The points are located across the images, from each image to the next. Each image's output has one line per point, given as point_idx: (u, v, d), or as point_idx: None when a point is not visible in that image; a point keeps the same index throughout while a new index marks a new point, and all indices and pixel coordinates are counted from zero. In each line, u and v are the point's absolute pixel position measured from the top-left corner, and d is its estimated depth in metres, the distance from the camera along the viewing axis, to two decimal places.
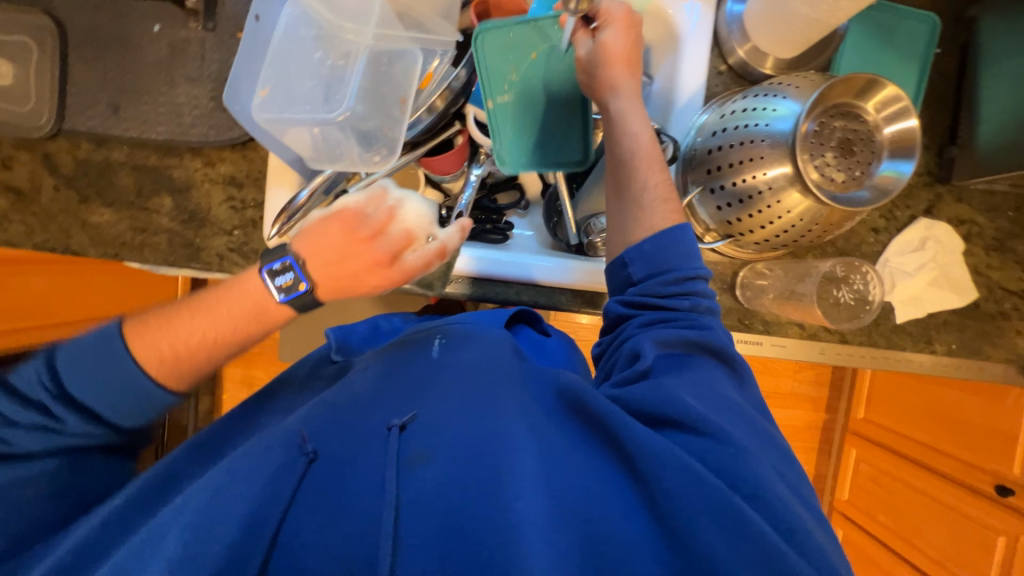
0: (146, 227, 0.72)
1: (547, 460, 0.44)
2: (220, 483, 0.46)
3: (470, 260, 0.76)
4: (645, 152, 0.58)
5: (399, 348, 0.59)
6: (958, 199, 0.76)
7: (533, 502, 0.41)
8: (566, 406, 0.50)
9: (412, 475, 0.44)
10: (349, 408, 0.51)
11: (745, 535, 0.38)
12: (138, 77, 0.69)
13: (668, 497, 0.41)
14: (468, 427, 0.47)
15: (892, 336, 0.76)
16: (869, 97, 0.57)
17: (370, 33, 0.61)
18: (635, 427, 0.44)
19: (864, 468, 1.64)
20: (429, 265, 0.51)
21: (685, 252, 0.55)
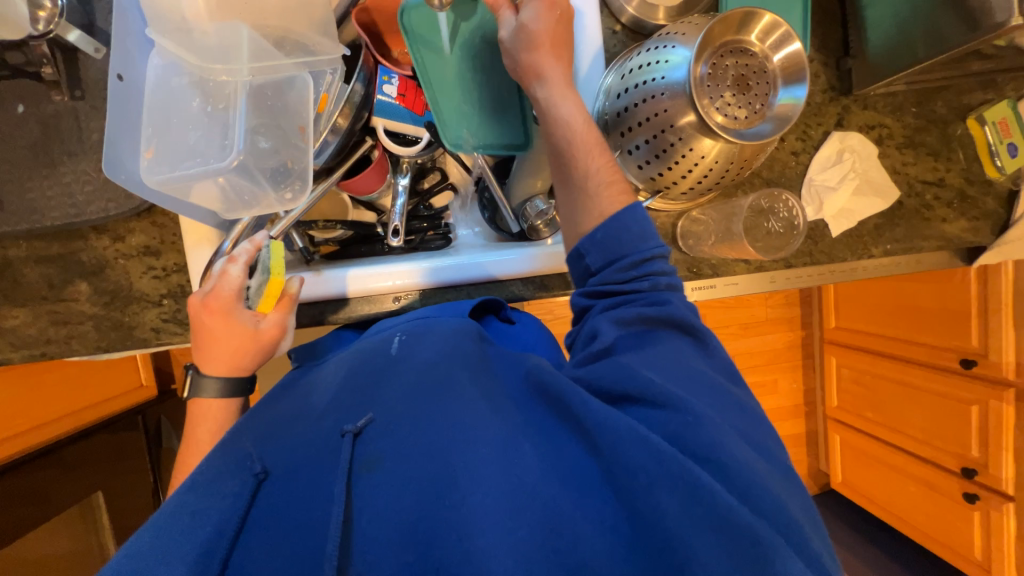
0: (68, 318, 0.68)
1: (500, 446, 0.46)
2: (164, 520, 0.43)
3: (418, 273, 0.73)
4: (581, 136, 0.56)
5: (356, 355, 0.59)
6: (864, 107, 0.79)
7: (487, 494, 0.43)
8: (533, 395, 0.51)
9: (364, 480, 0.45)
10: (304, 427, 0.51)
11: (699, 490, 0.40)
12: (13, 164, 0.64)
13: (626, 470, 0.42)
14: (420, 425, 0.48)
15: (832, 250, 0.79)
16: (751, 29, 0.58)
17: (244, 70, 0.58)
18: (592, 403, 0.46)
19: (846, 372, 1.71)
20: (229, 276, 0.57)
21: (641, 228, 0.54)
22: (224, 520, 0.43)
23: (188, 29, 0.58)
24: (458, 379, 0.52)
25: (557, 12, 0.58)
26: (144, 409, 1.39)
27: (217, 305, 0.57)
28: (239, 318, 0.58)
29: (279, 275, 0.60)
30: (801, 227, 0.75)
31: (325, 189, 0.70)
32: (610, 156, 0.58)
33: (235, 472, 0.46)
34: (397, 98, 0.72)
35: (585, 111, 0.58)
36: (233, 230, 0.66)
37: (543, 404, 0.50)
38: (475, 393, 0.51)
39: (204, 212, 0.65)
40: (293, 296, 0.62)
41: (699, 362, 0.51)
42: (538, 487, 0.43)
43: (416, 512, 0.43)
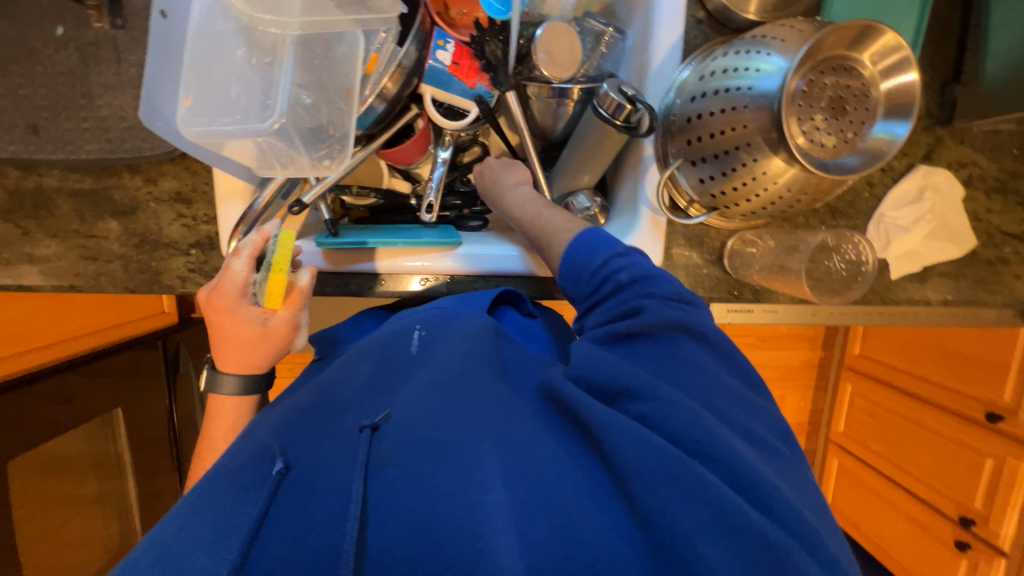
0: (98, 255, 0.67)
1: (507, 440, 0.43)
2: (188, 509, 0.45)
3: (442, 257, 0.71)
4: (531, 215, 0.64)
5: (376, 351, 0.59)
6: (959, 141, 0.71)
7: (501, 494, 0.39)
8: (545, 398, 0.48)
9: (380, 476, 0.43)
10: (323, 423, 0.51)
11: (718, 502, 0.35)
12: (50, 89, 0.62)
13: (633, 473, 0.38)
14: (432, 419, 0.46)
15: (886, 293, 0.74)
16: (865, 47, 0.50)
17: (296, 24, 0.53)
18: (594, 404, 0.42)
19: (859, 401, 1.68)
20: (234, 273, 0.56)
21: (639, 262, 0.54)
22: (245, 514, 0.44)
23: None
24: (467, 376, 0.50)
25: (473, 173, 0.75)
26: (164, 335, 1.43)
27: (221, 302, 0.56)
28: (246, 313, 0.56)
29: (281, 270, 0.55)
30: (868, 273, 0.69)
31: (364, 158, 0.66)
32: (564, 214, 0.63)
33: (259, 463, 0.47)
34: (449, 66, 0.67)
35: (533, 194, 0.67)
36: (266, 187, 0.64)
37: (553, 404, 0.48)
38: (486, 390, 0.48)
39: (238, 167, 0.63)
40: (301, 290, 0.59)
41: (710, 363, 0.46)
42: (553, 488, 0.40)
43: (427, 512, 0.39)
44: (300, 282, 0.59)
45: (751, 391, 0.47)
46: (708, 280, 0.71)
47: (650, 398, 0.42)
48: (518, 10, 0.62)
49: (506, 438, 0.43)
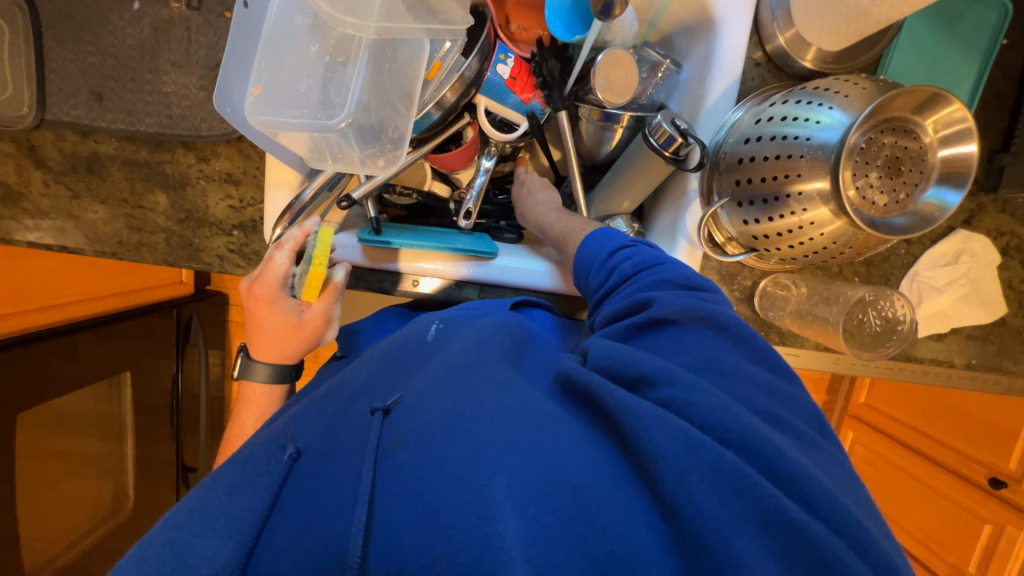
0: (143, 226, 0.69)
1: (523, 422, 0.42)
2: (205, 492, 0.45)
3: (471, 265, 0.71)
4: (551, 223, 0.68)
5: (396, 348, 0.60)
6: (1000, 210, 0.71)
7: (514, 478, 0.38)
8: (564, 390, 0.48)
9: (389, 460, 0.41)
10: (337, 409, 0.52)
11: (754, 496, 0.34)
12: (119, 61, 0.63)
13: (658, 458, 0.37)
14: (444, 406, 0.45)
15: (911, 351, 0.74)
16: (927, 113, 0.51)
17: (372, 28, 0.54)
18: (615, 389, 0.42)
19: (860, 450, 1.67)
20: (277, 264, 0.58)
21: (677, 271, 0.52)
22: (253, 504, 0.42)
23: None
24: (480, 369, 0.50)
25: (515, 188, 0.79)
26: (179, 305, 1.44)
27: (262, 292, 0.58)
28: (283, 305, 0.58)
29: (321, 265, 0.58)
30: (905, 331, 0.69)
31: (413, 160, 0.68)
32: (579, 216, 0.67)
33: (269, 453, 0.46)
34: (507, 80, 0.68)
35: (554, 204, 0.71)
36: (315, 177, 0.65)
37: (572, 396, 0.47)
38: (499, 382, 0.48)
39: (291, 155, 0.64)
40: (336, 285, 0.61)
41: (739, 359, 0.45)
42: (568, 472, 0.38)
43: (434, 495, 0.38)
44: (334, 279, 0.62)
45: (775, 376, 0.46)
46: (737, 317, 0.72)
47: (670, 384, 0.41)
48: (591, 34, 0.61)
49: (518, 423, 0.42)
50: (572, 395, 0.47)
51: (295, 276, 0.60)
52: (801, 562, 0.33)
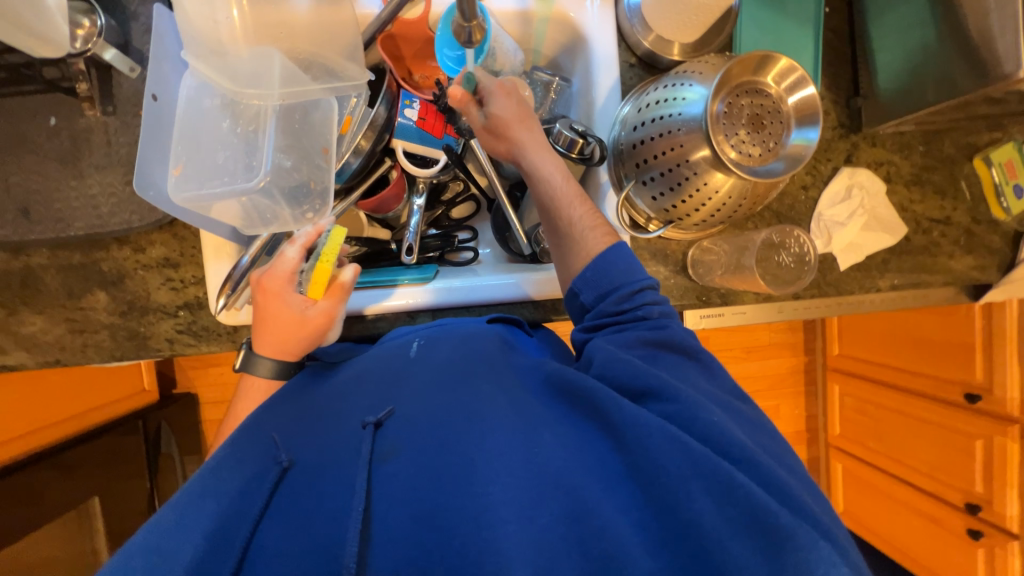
0: (86, 327, 0.69)
1: (519, 433, 0.49)
2: (191, 496, 0.48)
3: (432, 293, 0.73)
4: (562, 192, 0.63)
5: (379, 355, 0.63)
6: (872, 144, 0.80)
7: (504, 483, 0.45)
8: (552, 393, 0.54)
9: (383, 469, 0.48)
10: (321, 424, 0.54)
11: (728, 486, 0.42)
12: (42, 175, 0.65)
13: (658, 468, 0.44)
14: (436, 419, 0.51)
15: (840, 284, 0.80)
16: (767, 71, 0.59)
17: (275, 96, 0.59)
18: (623, 402, 0.48)
19: (849, 400, 1.72)
20: (288, 258, 0.62)
21: (628, 264, 0.60)
22: (248, 511, 0.47)
23: (223, 51, 0.59)
24: (474, 382, 0.55)
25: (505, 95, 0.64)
26: (145, 414, 1.38)
27: (270, 284, 0.60)
28: (290, 298, 0.60)
29: (328, 262, 0.62)
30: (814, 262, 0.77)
31: (344, 208, 0.72)
32: (591, 203, 0.65)
33: (262, 456, 0.51)
34: (416, 121, 0.75)
35: (564, 168, 0.65)
36: (252, 244, 0.67)
37: (559, 397, 0.53)
38: (492, 393, 0.54)
39: (225, 228, 0.67)
40: (343, 283, 0.63)
41: (697, 377, 0.54)
42: (559, 476, 0.46)
43: (431, 501, 0.45)
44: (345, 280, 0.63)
45: (734, 397, 0.55)
46: (676, 288, 0.76)
47: (673, 399, 0.48)
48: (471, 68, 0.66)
49: (528, 438, 0.48)
50: (562, 400, 0.53)
51: (303, 273, 0.64)
52: (758, 532, 0.41)
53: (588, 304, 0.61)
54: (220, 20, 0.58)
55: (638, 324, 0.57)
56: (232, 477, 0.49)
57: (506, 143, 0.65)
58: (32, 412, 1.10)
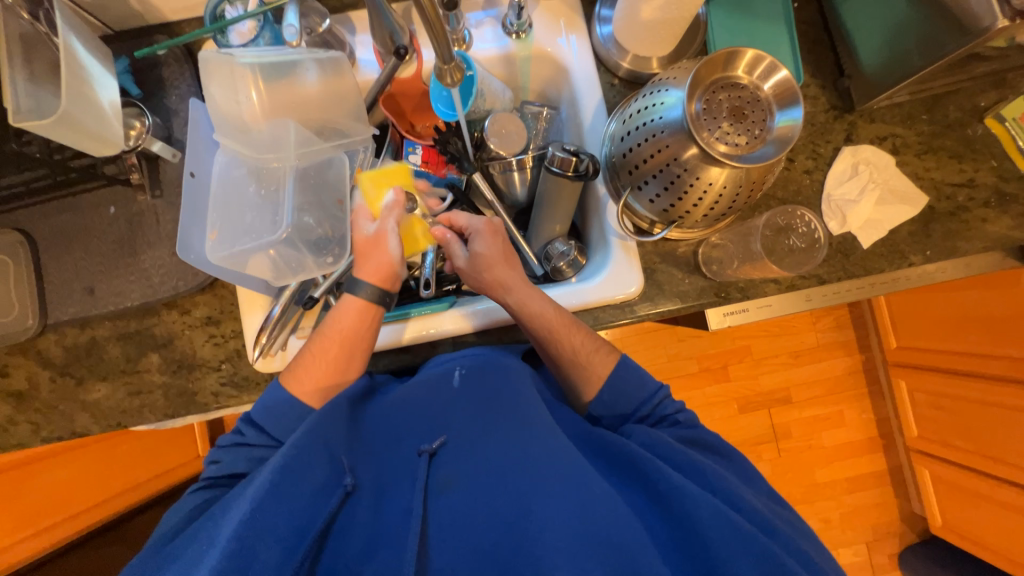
0: (141, 388, 0.75)
1: (572, 485, 0.51)
2: (263, 493, 0.48)
3: (462, 318, 0.75)
4: (556, 324, 0.66)
5: (423, 376, 0.64)
6: (870, 120, 0.80)
7: (558, 536, 0.47)
8: (599, 454, 0.60)
9: (439, 499, 0.54)
10: (383, 451, 0.59)
11: (768, 561, 0.46)
12: (105, 256, 0.74)
13: (706, 539, 0.47)
14: (492, 462, 0.55)
15: (866, 263, 0.77)
16: (737, 65, 0.62)
17: (292, 156, 0.69)
18: (673, 473, 0.52)
19: (921, 396, 1.58)
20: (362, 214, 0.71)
21: (639, 379, 0.67)
22: (308, 522, 0.49)
23: (246, 129, 0.68)
24: (530, 419, 0.59)
25: (490, 233, 0.70)
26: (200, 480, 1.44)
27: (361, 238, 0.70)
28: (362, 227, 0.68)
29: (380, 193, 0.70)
30: (824, 240, 0.75)
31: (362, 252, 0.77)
32: (584, 327, 0.68)
33: (326, 475, 0.53)
34: (420, 164, 0.84)
35: (552, 300, 0.67)
36: (281, 295, 0.72)
37: (607, 459, 0.59)
38: (548, 432, 0.57)
39: (257, 281, 0.73)
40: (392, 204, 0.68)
41: (724, 468, 0.60)
42: (609, 534, 0.47)
43: (485, 536, 0.50)
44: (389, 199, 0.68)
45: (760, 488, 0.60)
46: (693, 288, 0.76)
47: (707, 477, 0.54)
48: (461, 115, 0.73)
49: (579, 489, 0.51)
50: (609, 466, 0.59)
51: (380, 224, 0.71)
52: None
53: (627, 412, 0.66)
54: (241, 101, 0.66)
55: (670, 425, 0.64)
56: (300, 496, 0.50)
57: (491, 279, 0.69)
58: (103, 481, 1.17)
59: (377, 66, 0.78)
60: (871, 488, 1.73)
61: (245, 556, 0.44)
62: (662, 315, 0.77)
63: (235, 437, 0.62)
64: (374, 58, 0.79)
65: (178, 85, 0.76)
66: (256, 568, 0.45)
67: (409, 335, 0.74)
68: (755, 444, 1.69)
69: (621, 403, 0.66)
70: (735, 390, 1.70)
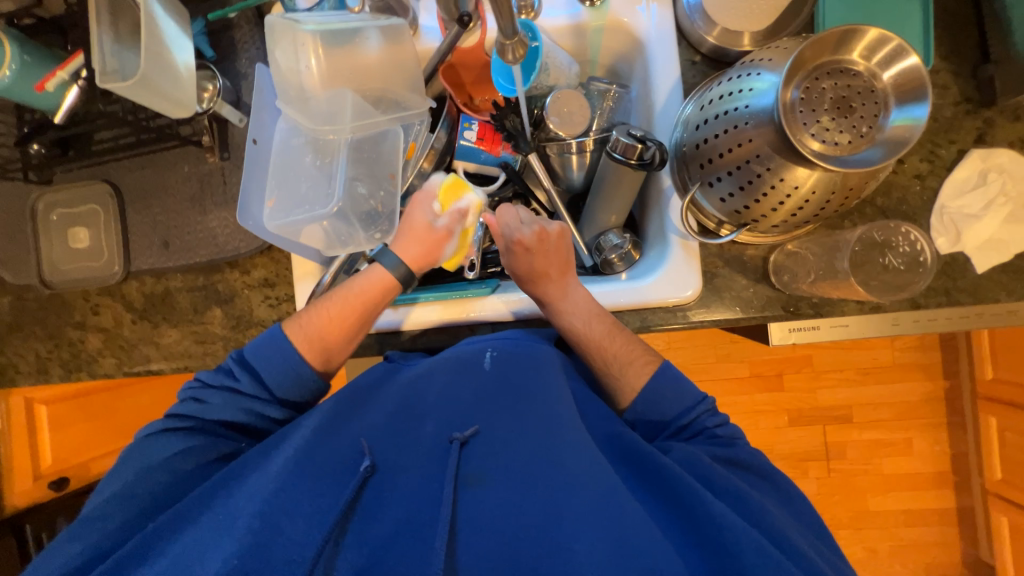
0: (206, 338, 0.81)
1: (604, 497, 0.49)
2: (287, 476, 0.50)
3: (501, 303, 0.73)
4: (592, 340, 0.64)
5: (454, 359, 0.63)
6: (1014, 118, 0.66)
7: (589, 546, 0.46)
8: (626, 458, 0.56)
9: (468, 492, 0.51)
10: (409, 427, 0.57)
11: None
12: (178, 213, 0.79)
13: (746, 575, 0.44)
14: (520, 458, 0.53)
15: (978, 289, 0.65)
16: (851, 48, 0.52)
17: (348, 128, 0.68)
18: (709, 497, 0.49)
19: (1014, 437, 1.39)
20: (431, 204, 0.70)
21: (678, 389, 0.62)
22: (337, 498, 0.50)
23: (305, 96, 0.67)
24: (561, 420, 0.56)
25: (533, 250, 0.67)
26: None
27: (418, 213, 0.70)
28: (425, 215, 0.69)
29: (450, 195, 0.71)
30: (929, 262, 0.65)
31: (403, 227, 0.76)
32: (627, 333, 0.65)
33: (354, 454, 0.54)
34: (475, 142, 0.79)
35: (592, 312, 0.65)
36: (330, 265, 0.73)
37: (638, 468, 0.55)
38: (579, 439, 0.54)
39: (310, 251, 0.74)
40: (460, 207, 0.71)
41: (765, 493, 0.56)
42: (641, 550, 0.45)
43: (515, 541, 0.48)
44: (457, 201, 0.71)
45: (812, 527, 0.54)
46: (758, 298, 0.68)
47: (745, 505, 0.51)
48: (519, 90, 0.68)
49: (616, 504, 0.49)
50: (644, 478, 0.54)
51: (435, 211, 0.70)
52: None
53: (668, 422, 0.62)
54: (302, 67, 0.66)
55: (707, 439, 0.60)
56: (329, 464, 0.52)
57: (531, 291, 0.68)
58: None
59: (439, 34, 0.75)
60: (932, 526, 1.58)
61: (271, 528, 0.47)
62: (719, 323, 0.71)
63: (224, 378, 0.62)
64: (437, 25, 0.75)
65: (248, 48, 0.78)
66: (283, 543, 0.47)
67: (446, 315, 0.73)
68: (803, 460, 1.58)
69: (650, 409, 0.62)
70: (789, 401, 1.58)
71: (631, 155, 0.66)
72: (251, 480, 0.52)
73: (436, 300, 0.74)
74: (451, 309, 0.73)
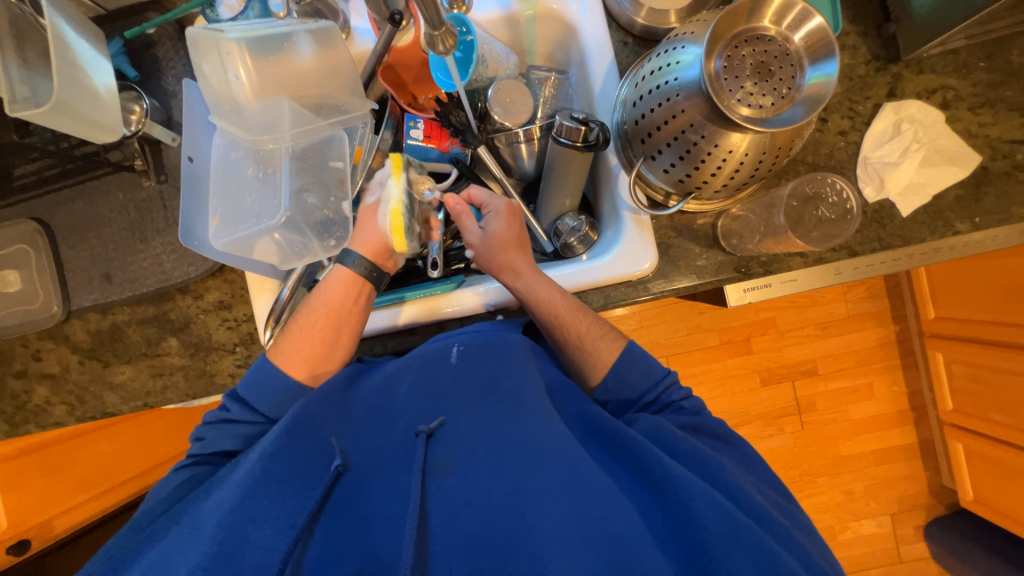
0: (163, 370, 0.77)
1: (571, 472, 0.50)
2: (251, 482, 0.49)
3: (467, 296, 0.73)
4: (563, 310, 0.64)
5: (422, 354, 0.62)
6: (918, 71, 0.72)
7: (554, 521, 0.47)
8: (594, 433, 0.58)
9: (439, 481, 0.52)
10: (380, 428, 0.57)
11: (765, 551, 0.44)
12: (117, 243, 0.75)
13: (701, 529, 0.46)
14: (489, 444, 0.54)
15: (905, 231, 0.70)
16: (763, 15, 0.55)
17: (287, 137, 0.66)
18: (669, 460, 0.51)
19: (959, 368, 1.50)
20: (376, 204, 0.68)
21: (645, 367, 0.65)
22: (303, 502, 0.50)
23: (239, 109, 0.66)
24: (528, 403, 0.57)
25: (507, 223, 0.68)
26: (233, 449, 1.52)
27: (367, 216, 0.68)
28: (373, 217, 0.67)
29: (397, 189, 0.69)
30: (856, 209, 0.69)
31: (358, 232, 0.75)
32: (592, 312, 0.67)
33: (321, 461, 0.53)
34: (423, 140, 0.79)
35: (560, 285, 0.66)
36: (288, 278, 0.71)
37: (604, 441, 0.57)
38: (545, 417, 0.55)
39: (264, 266, 0.72)
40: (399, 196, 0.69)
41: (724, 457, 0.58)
42: (606, 523, 0.47)
43: (485, 523, 0.49)
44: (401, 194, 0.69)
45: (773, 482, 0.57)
46: (711, 264, 0.71)
47: (705, 468, 0.52)
48: (459, 85, 0.69)
49: (581, 480, 0.50)
50: (612, 449, 0.56)
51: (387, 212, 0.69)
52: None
53: (638, 393, 0.64)
54: (231, 79, 0.65)
55: (674, 412, 0.63)
56: (294, 469, 0.51)
57: (499, 263, 0.67)
58: (145, 451, 1.22)
59: (373, 35, 0.74)
60: (898, 461, 1.69)
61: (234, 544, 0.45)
62: (679, 292, 0.73)
63: None
64: (370, 26, 0.74)
65: (174, 65, 0.75)
66: (249, 549, 0.46)
67: (414, 314, 0.72)
68: (777, 417, 1.66)
69: (619, 383, 0.64)
70: (758, 362, 1.65)
71: (576, 139, 0.68)
72: (213, 495, 0.51)
73: (403, 301, 0.74)
74: (418, 309, 0.73)
